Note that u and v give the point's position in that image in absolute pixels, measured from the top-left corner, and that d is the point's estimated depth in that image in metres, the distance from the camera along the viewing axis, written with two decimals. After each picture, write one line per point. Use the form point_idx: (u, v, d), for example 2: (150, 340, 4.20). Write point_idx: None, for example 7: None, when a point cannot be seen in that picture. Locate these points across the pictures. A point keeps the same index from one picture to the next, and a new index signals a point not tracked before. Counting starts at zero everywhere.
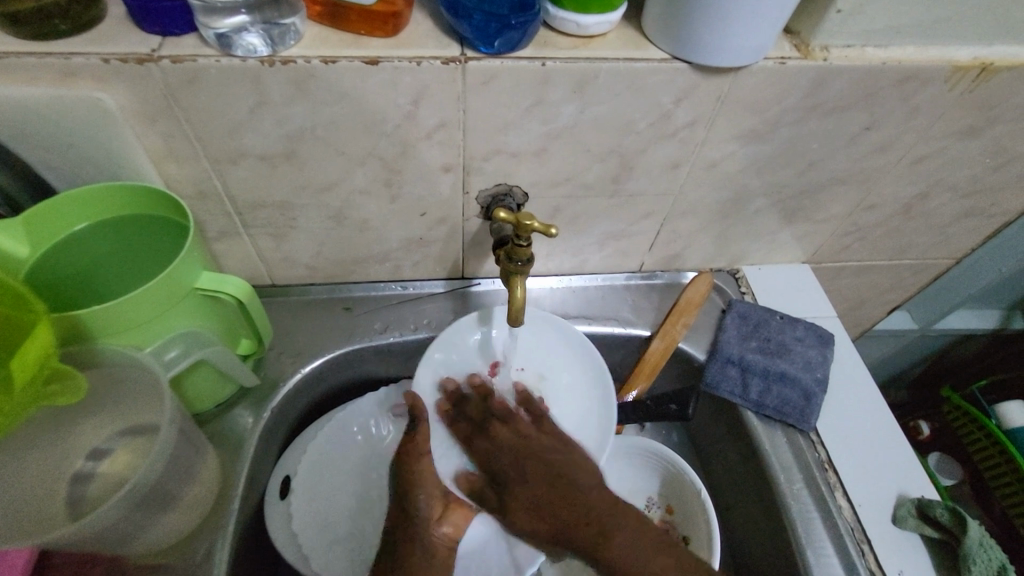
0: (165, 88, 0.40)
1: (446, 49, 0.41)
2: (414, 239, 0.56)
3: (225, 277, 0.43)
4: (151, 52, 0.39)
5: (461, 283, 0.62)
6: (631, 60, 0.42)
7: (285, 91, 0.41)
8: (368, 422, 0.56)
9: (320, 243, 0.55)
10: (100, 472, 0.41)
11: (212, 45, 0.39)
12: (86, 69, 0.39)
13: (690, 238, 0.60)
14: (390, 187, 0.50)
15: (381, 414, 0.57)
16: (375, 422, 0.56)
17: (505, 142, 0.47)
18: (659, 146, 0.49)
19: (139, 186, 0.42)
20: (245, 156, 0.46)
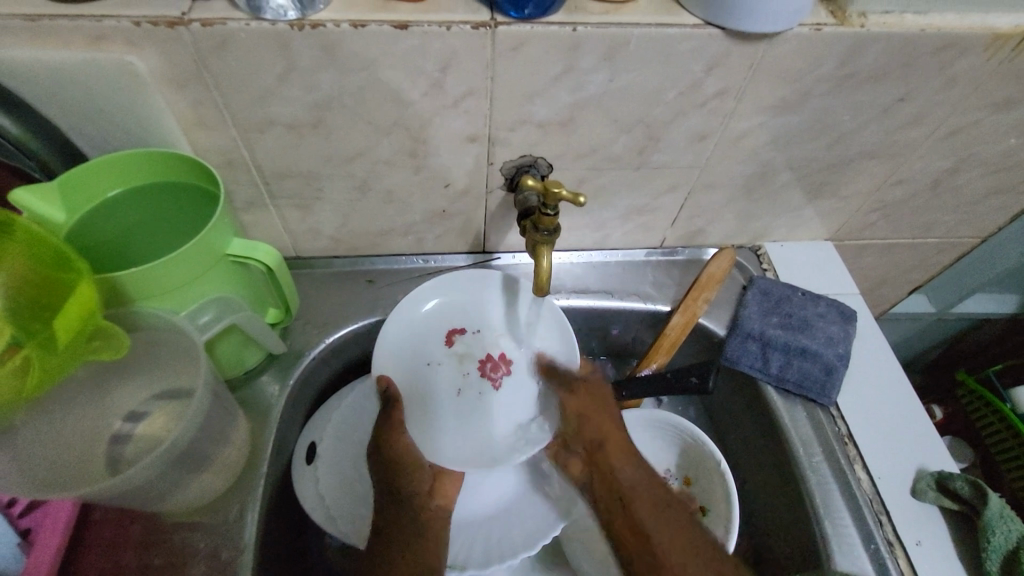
0: (195, 52, 0.40)
1: (476, 13, 0.40)
2: (437, 211, 0.56)
3: (254, 244, 0.44)
4: (181, 16, 0.38)
5: (482, 257, 0.62)
6: (663, 26, 0.41)
7: (314, 56, 0.41)
8: None
9: (344, 215, 0.55)
10: (137, 434, 0.42)
11: (242, 8, 0.39)
12: (119, 33, 0.39)
13: (712, 213, 0.60)
14: (415, 157, 0.50)
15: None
16: None
17: (532, 111, 0.46)
18: (687, 117, 0.48)
19: (171, 153, 0.42)
20: (272, 124, 0.46)
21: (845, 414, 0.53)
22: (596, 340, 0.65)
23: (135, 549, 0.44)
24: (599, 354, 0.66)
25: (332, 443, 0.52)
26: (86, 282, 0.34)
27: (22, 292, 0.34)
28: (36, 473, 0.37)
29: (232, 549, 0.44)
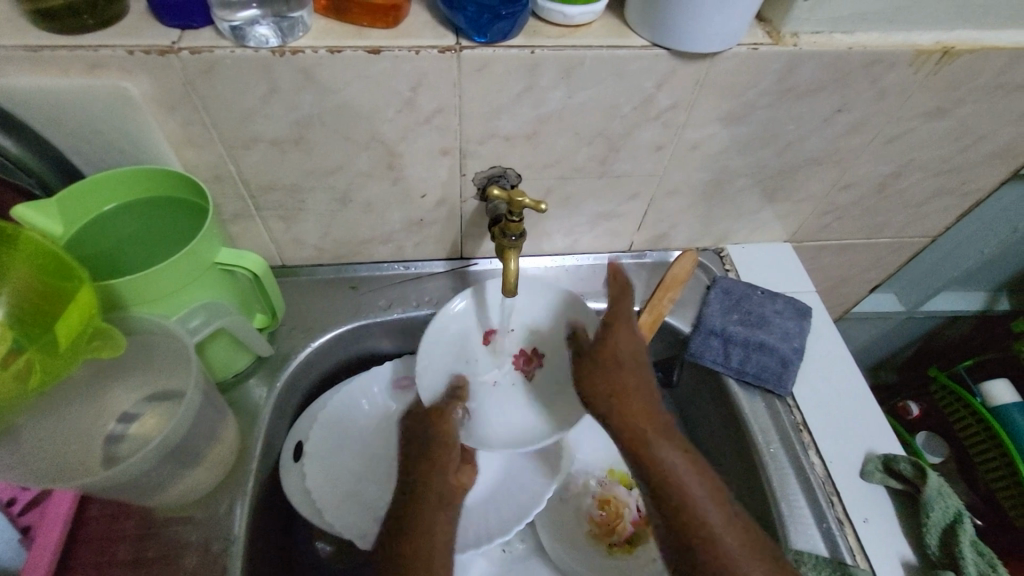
0: (184, 77, 0.44)
1: (442, 38, 0.44)
2: (415, 221, 0.59)
3: (241, 253, 0.47)
4: (171, 45, 0.42)
5: (460, 263, 0.66)
6: (614, 48, 0.45)
7: (295, 79, 0.45)
8: (375, 395, 0.59)
9: (327, 225, 0.59)
10: (130, 434, 0.44)
11: (227, 37, 0.42)
12: (113, 61, 0.42)
13: (675, 218, 0.64)
14: (392, 170, 0.53)
15: (386, 386, 0.60)
16: (382, 393, 0.60)
17: (498, 126, 0.50)
18: (643, 129, 0.52)
19: (161, 170, 0.45)
20: (257, 141, 0.49)
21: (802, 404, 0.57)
22: None
23: (130, 541, 0.47)
24: None
25: (318, 442, 0.55)
26: (85, 286, 0.37)
27: (28, 300, 0.37)
28: (37, 468, 0.40)
29: (222, 540, 0.47)
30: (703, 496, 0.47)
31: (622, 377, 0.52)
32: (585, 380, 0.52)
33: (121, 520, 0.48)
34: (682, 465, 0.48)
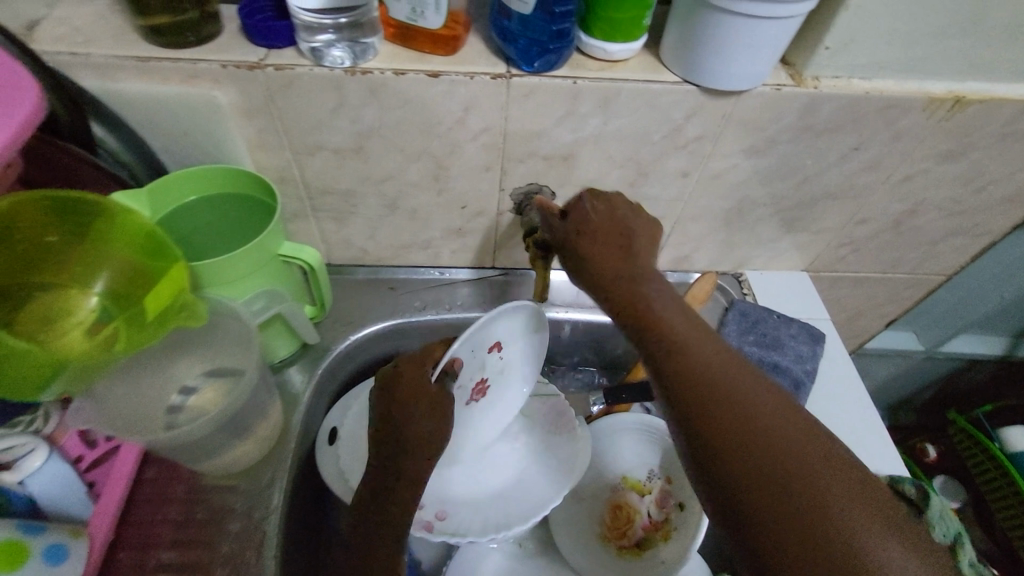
0: (266, 89, 0.50)
1: (495, 66, 0.50)
2: (454, 229, 0.64)
3: (301, 246, 0.52)
4: (258, 61, 0.48)
5: (491, 271, 0.70)
6: (649, 82, 0.50)
7: (362, 95, 0.50)
8: None
9: (374, 228, 0.64)
10: (188, 405, 0.48)
11: (306, 57, 0.48)
12: (208, 73, 0.48)
13: (696, 242, 0.67)
14: (438, 181, 0.59)
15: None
16: None
17: (538, 146, 0.55)
18: (671, 156, 0.57)
19: (238, 170, 0.51)
20: (321, 148, 0.55)
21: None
22: (591, 351, 0.72)
23: (180, 503, 0.51)
24: (594, 366, 0.73)
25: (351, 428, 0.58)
26: (177, 263, 0.42)
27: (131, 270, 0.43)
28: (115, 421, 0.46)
29: (263, 509, 0.52)
30: (769, 413, 0.38)
31: (641, 306, 0.40)
32: (606, 301, 0.42)
33: (173, 483, 0.52)
34: (727, 379, 0.38)
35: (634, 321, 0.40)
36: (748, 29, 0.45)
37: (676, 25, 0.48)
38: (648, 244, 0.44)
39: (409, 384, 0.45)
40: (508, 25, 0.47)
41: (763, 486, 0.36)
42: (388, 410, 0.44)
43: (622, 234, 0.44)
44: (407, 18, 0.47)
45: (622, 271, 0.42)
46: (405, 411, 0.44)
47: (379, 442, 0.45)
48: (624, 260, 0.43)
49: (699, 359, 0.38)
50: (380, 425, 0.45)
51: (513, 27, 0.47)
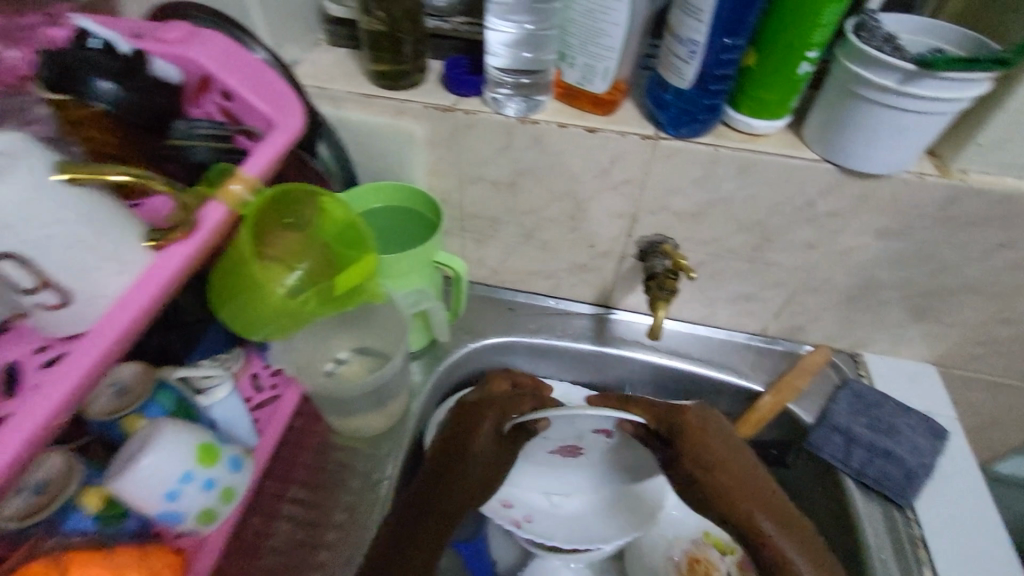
0: (451, 128, 0.60)
1: (646, 129, 0.56)
2: (578, 265, 0.71)
3: (452, 258, 0.62)
4: (450, 105, 0.59)
5: (602, 309, 0.76)
6: (789, 156, 0.54)
7: (526, 141, 0.59)
8: None
9: (507, 253, 0.72)
10: (339, 371, 0.60)
11: (487, 106, 0.58)
12: (411, 111, 0.60)
13: (813, 314, 0.68)
14: (573, 220, 0.66)
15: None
16: None
17: (671, 202, 0.61)
18: (799, 227, 0.59)
19: (415, 189, 0.62)
20: (481, 180, 0.64)
21: (924, 523, 0.56)
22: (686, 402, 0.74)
23: (314, 452, 0.62)
24: None
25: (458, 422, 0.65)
26: (368, 255, 0.52)
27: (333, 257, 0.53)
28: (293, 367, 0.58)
29: (378, 475, 0.60)
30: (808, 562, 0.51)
31: (739, 489, 0.55)
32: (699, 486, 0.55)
33: (312, 437, 0.63)
34: (730, 462, 0.56)
35: (680, 435, 0.57)
36: (895, 120, 0.48)
37: (821, 110, 0.52)
38: (732, 448, 0.57)
39: (470, 416, 0.58)
40: (663, 96, 0.54)
41: (730, 503, 0.54)
42: (457, 431, 0.58)
43: (704, 434, 0.57)
44: (576, 81, 0.56)
45: (724, 476, 0.55)
46: (462, 431, 0.58)
47: (444, 455, 0.56)
48: (733, 495, 0.54)
49: (702, 449, 0.56)
50: (446, 443, 0.57)
51: (668, 97, 0.53)
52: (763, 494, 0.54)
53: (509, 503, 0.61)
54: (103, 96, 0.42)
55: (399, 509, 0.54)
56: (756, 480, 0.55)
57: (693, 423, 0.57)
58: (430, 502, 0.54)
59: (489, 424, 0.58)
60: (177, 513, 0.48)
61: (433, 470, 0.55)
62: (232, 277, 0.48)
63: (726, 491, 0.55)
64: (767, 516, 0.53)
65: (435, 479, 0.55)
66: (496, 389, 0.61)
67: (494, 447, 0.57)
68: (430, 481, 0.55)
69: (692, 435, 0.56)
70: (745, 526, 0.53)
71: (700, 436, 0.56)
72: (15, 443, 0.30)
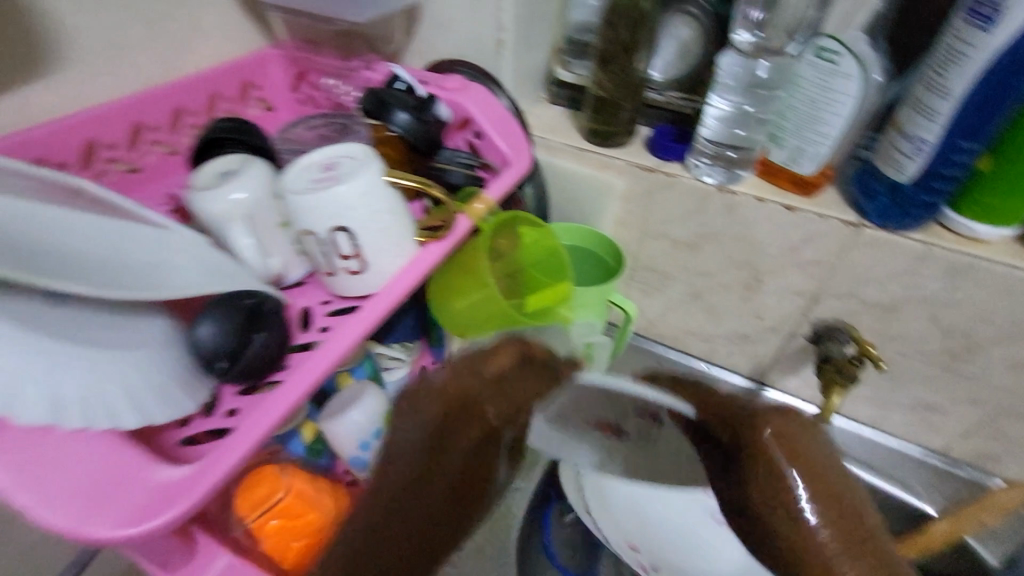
0: (648, 186, 0.66)
1: (847, 214, 0.57)
2: (741, 334, 0.72)
3: (625, 302, 0.66)
4: (653, 166, 0.65)
5: (756, 384, 0.76)
6: (1015, 268, 0.51)
7: (720, 208, 0.62)
8: None
9: (670, 309, 0.76)
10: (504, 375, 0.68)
11: (687, 171, 0.63)
12: (616, 166, 0.67)
13: (1014, 445, 0.61)
14: (748, 289, 0.67)
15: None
16: None
17: (861, 291, 0.60)
18: (1014, 345, 0.55)
19: (603, 237, 0.68)
20: (663, 237, 0.69)
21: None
22: None
23: None
24: None
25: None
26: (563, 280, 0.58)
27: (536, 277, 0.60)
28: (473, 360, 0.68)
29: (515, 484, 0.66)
30: None
31: (849, 522, 0.31)
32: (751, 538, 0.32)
33: None
34: (769, 447, 0.31)
35: (739, 442, 0.32)
36: None
37: None
38: (812, 473, 0.31)
39: (447, 393, 0.42)
40: (875, 185, 0.54)
41: (787, 544, 0.30)
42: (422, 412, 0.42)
43: (784, 450, 0.31)
44: (783, 160, 0.59)
45: (779, 495, 0.30)
46: (452, 417, 0.41)
47: (427, 447, 0.41)
48: (840, 528, 0.30)
49: (776, 483, 0.30)
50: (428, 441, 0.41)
51: (879, 188, 0.54)
52: (842, 514, 0.30)
53: (634, 545, 0.57)
54: (399, 125, 0.55)
55: (376, 516, 0.41)
56: (845, 516, 0.30)
57: (773, 438, 0.31)
58: (392, 509, 0.41)
59: (489, 409, 0.41)
60: (364, 462, 0.57)
61: (409, 465, 0.41)
62: (453, 280, 0.58)
63: (754, 514, 0.31)
64: (847, 560, 0.30)
65: (405, 475, 0.41)
66: (497, 355, 0.42)
67: (511, 419, 0.42)
68: (407, 483, 0.41)
69: (735, 425, 0.33)
70: (807, 568, 0.30)
71: (725, 411, 0.34)
72: (321, 366, 0.40)
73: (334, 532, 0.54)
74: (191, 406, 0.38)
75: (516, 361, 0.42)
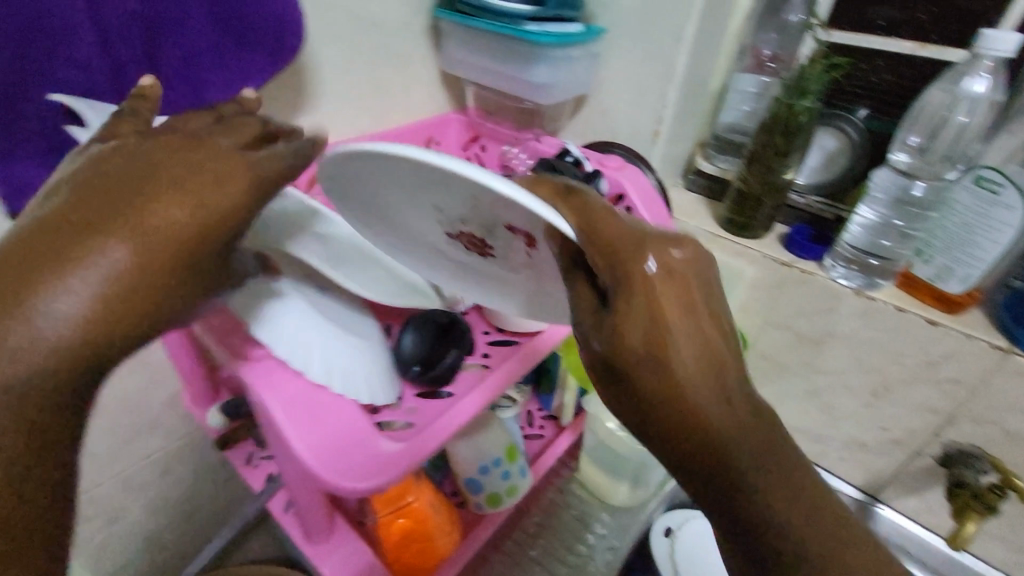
0: (781, 279, 0.69)
1: (995, 338, 0.57)
2: (858, 441, 0.72)
3: None
4: (789, 261, 0.68)
5: (867, 498, 0.75)
6: None
7: (854, 311, 0.64)
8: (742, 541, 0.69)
9: (782, 402, 0.76)
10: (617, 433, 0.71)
11: (824, 271, 0.66)
12: (751, 256, 0.71)
13: None
14: (873, 395, 0.67)
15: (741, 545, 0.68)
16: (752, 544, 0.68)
17: (1004, 419, 0.58)
18: None
19: None
20: (788, 329, 0.71)
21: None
22: None
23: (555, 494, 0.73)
24: None
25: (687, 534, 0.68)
26: None
27: None
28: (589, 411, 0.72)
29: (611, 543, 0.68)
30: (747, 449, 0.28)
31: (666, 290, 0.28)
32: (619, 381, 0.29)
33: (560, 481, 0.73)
34: (712, 379, 0.27)
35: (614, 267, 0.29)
36: None
37: None
38: (638, 242, 0.29)
39: (129, 193, 0.27)
40: None
41: (721, 477, 0.28)
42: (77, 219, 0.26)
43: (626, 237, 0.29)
44: (928, 275, 0.60)
45: (643, 303, 0.28)
46: (115, 198, 0.27)
47: (138, 266, 0.26)
48: (714, 355, 0.28)
49: (637, 296, 0.28)
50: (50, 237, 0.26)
51: None
52: (764, 439, 0.28)
53: None
54: None
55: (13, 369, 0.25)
56: (758, 429, 0.28)
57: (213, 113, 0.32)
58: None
59: (171, 218, 0.27)
60: (479, 486, 0.63)
61: (86, 288, 0.26)
62: None
63: (696, 457, 0.28)
64: (702, 380, 0.28)
65: (74, 328, 0.26)
66: (233, 167, 0.29)
67: (210, 252, 0.29)
68: (86, 345, 0.26)
69: (677, 400, 0.28)
70: (665, 409, 0.28)
71: (689, 407, 0.28)
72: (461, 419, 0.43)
73: (437, 548, 0.59)
74: (382, 397, 0.42)
75: (243, 172, 0.29)
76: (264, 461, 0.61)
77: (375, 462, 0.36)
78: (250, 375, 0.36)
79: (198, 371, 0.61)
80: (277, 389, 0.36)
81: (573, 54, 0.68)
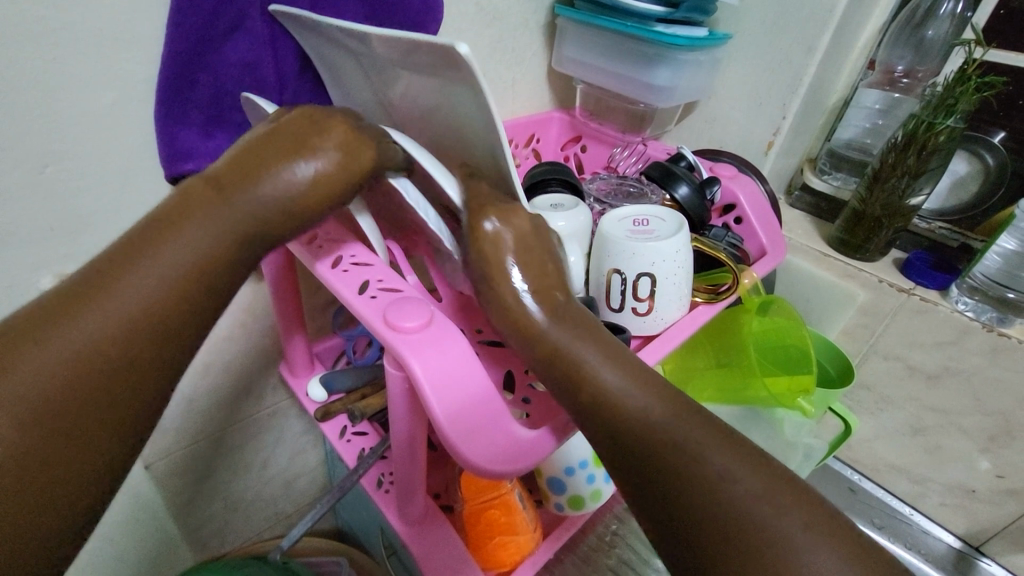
0: (896, 307, 0.66)
1: None
2: (965, 487, 0.67)
3: (849, 416, 0.65)
4: (908, 288, 0.65)
5: (969, 547, 0.70)
6: None
7: (980, 347, 0.60)
8: None
9: (878, 437, 0.72)
10: None
11: (949, 303, 0.62)
12: (864, 279, 0.68)
13: None
14: (990, 441, 0.63)
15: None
16: None
17: None
18: None
19: (836, 349, 0.67)
20: (898, 360, 0.67)
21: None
22: None
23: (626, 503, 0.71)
24: None
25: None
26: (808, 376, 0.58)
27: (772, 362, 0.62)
28: None
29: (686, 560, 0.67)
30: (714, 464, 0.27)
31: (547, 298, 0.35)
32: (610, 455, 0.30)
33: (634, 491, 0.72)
34: (601, 360, 0.31)
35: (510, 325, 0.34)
36: None
37: None
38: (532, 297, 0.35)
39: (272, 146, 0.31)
40: None
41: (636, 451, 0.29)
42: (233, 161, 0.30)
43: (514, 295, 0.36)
44: None
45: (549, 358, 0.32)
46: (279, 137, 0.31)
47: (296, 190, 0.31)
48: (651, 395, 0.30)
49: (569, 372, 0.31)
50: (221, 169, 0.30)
51: None
52: (676, 402, 0.30)
53: None
54: (679, 196, 0.63)
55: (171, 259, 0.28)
56: (691, 416, 0.29)
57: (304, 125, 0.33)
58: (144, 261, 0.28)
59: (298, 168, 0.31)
60: (562, 487, 0.60)
61: (254, 209, 0.30)
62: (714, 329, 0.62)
63: (646, 477, 0.28)
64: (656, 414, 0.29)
65: (210, 246, 0.29)
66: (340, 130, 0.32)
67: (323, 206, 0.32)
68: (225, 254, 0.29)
69: (598, 408, 0.30)
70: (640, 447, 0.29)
71: (617, 424, 0.30)
72: None
73: (517, 545, 0.57)
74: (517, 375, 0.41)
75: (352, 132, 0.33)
76: (356, 436, 0.62)
77: (511, 447, 0.36)
78: (402, 345, 0.36)
79: (303, 343, 0.63)
80: (424, 358, 0.35)
81: (698, 58, 0.67)
